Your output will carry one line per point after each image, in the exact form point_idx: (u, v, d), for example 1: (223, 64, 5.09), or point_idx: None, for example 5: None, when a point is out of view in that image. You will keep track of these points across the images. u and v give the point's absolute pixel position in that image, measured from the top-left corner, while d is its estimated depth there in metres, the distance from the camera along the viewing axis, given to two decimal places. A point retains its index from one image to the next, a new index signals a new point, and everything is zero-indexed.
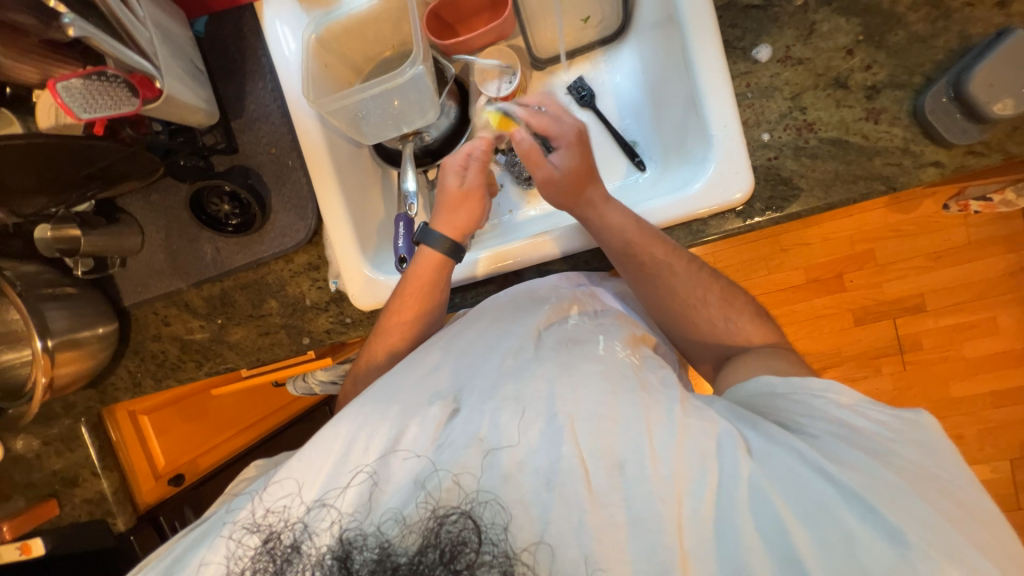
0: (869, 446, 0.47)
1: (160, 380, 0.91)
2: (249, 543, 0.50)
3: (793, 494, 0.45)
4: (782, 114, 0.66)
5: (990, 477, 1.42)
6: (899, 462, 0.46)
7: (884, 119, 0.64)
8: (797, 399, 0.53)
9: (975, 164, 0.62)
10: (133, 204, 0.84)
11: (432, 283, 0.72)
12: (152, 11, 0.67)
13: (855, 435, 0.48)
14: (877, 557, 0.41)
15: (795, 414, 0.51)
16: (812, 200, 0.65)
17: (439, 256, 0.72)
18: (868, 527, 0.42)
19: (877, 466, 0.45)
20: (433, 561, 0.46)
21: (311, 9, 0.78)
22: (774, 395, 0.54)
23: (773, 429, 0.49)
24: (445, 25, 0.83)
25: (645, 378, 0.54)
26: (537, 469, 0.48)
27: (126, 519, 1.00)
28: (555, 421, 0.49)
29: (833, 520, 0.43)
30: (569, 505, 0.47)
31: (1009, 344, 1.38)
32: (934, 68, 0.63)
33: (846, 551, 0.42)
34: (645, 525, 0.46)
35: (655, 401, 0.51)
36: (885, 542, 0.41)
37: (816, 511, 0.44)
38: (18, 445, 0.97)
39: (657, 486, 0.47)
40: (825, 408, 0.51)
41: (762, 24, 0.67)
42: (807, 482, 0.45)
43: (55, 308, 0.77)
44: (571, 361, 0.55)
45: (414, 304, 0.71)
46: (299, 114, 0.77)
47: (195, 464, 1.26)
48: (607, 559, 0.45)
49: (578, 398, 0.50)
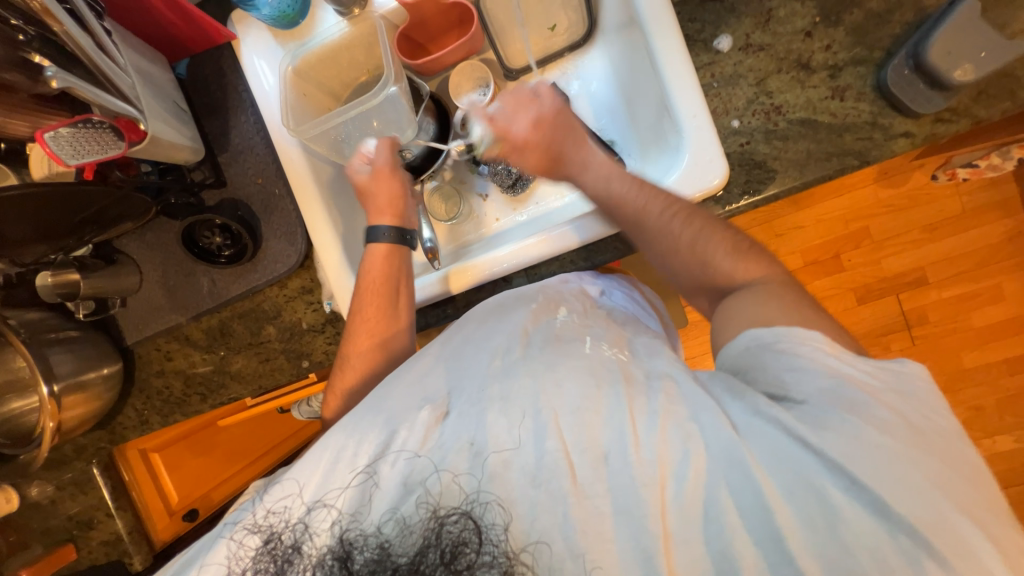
0: (850, 399, 0.45)
1: (167, 416, 0.93)
2: (249, 544, 0.51)
3: (772, 464, 0.45)
4: (749, 100, 0.67)
5: (1013, 447, 1.39)
6: (885, 415, 0.44)
7: (849, 96, 0.65)
8: (785, 351, 0.50)
9: (945, 131, 0.62)
10: (130, 244, 0.86)
11: (387, 274, 0.74)
12: (133, 58, 0.69)
13: (838, 387, 0.46)
14: (856, 528, 0.41)
15: (781, 372, 0.49)
16: (788, 180, 0.66)
17: (388, 245, 0.75)
18: (849, 499, 0.42)
19: (862, 425, 0.43)
20: (433, 561, 0.46)
21: (285, 42, 0.81)
22: (764, 349, 0.51)
23: (760, 400, 0.47)
24: (416, 45, 0.86)
25: (630, 371, 0.54)
26: (525, 466, 0.49)
27: (142, 558, 1.00)
28: (541, 418, 0.50)
29: (813, 491, 0.43)
30: (555, 498, 0.47)
31: (1018, 309, 1.36)
32: (892, 42, 0.64)
33: (826, 524, 0.42)
34: (630, 514, 0.46)
35: (639, 393, 0.51)
36: (866, 513, 0.41)
37: (795, 485, 0.44)
38: (33, 492, 0.98)
39: (641, 472, 0.47)
40: (811, 359, 0.48)
41: (721, 15, 0.68)
42: (787, 454, 0.44)
43: (60, 353, 0.79)
44: (556, 357, 0.55)
45: (379, 298, 0.72)
46: (282, 143, 0.80)
47: (208, 498, 1.27)
48: (595, 551, 0.46)
49: (561, 394, 0.51)
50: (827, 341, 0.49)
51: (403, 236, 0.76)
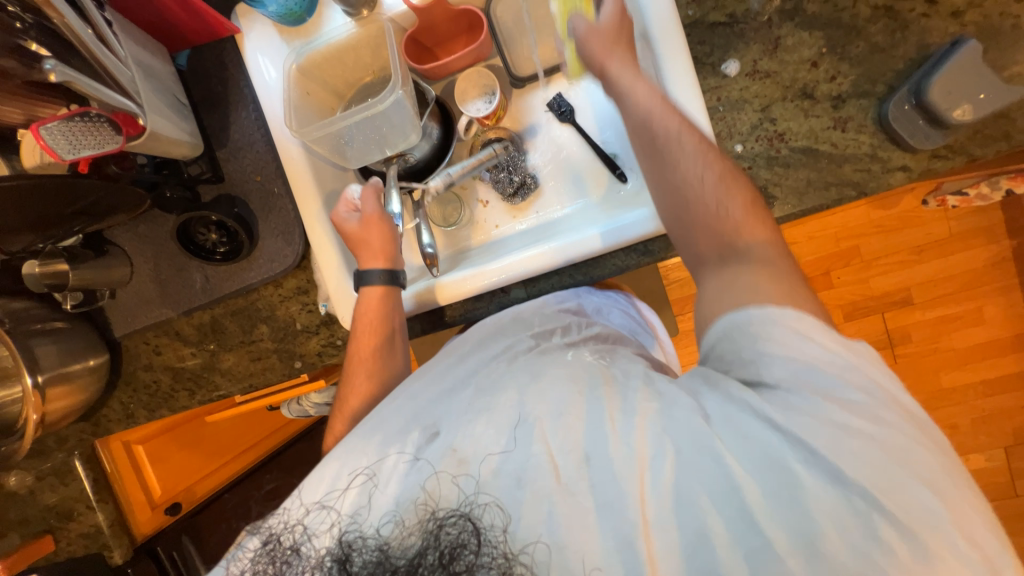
0: (820, 382, 0.44)
1: (153, 411, 0.91)
2: (250, 545, 0.53)
3: (740, 448, 0.44)
4: (753, 126, 0.68)
5: (985, 466, 1.43)
6: (850, 395, 0.43)
7: (850, 127, 0.66)
8: (758, 332, 0.47)
9: (941, 167, 0.64)
10: (121, 236, 0.85)
11: (381, 317, 0.73)
12: (134, 50, 0.67)
13: (809, 370, 0.44)
14: (821, 503, 0.41)
15: (754, 355, 0.47)
16: (787, 208, 0.67)
17: (382, 289, 0.74)
18: (811, 471, 0.42)
19: (826, 403, 0.43)
20: (433, 562, 0.47)
21: (290, 40, 0.79)
22: (745, 327, 0.48)
23: (732, 385, 0.47)
24: (423, 49, 0.85)
25: (611, 374, 0.54)
26: (511, 469, 0.49)
27: (123, 551, 0.99)
28: (525, 423, 0.51)
29: (782, 471, 0.43)
30: (541, 498, 0.48)
31: (996, 333, 1.40)
32: (895, 76, 0.65)
33: (792, 500, 0.42)
34: (610, 507, 0.46)
35: (619, 394, 0.51)
36: (832, 488, 0.41)
37: (764, 465, 0.43)
38: (11, 482, 0.96)
39: (620, 466, 0.47)
40: (783, 339, 0.46)
41: (730, 40, 0.69)
42: (755, 435, 0.44)
43: (44, 344, 0.78)
44: (540, 368, 0.56)
45: (372, 339, 0.72)
46: (283, 142, 0.79)
47: (191, 493, 1.25)
48: (576, 543, 0.46)
49: (547, 400, 0.51)
50: (804, 321, 0.46)
51: (395, 278, 0.75)
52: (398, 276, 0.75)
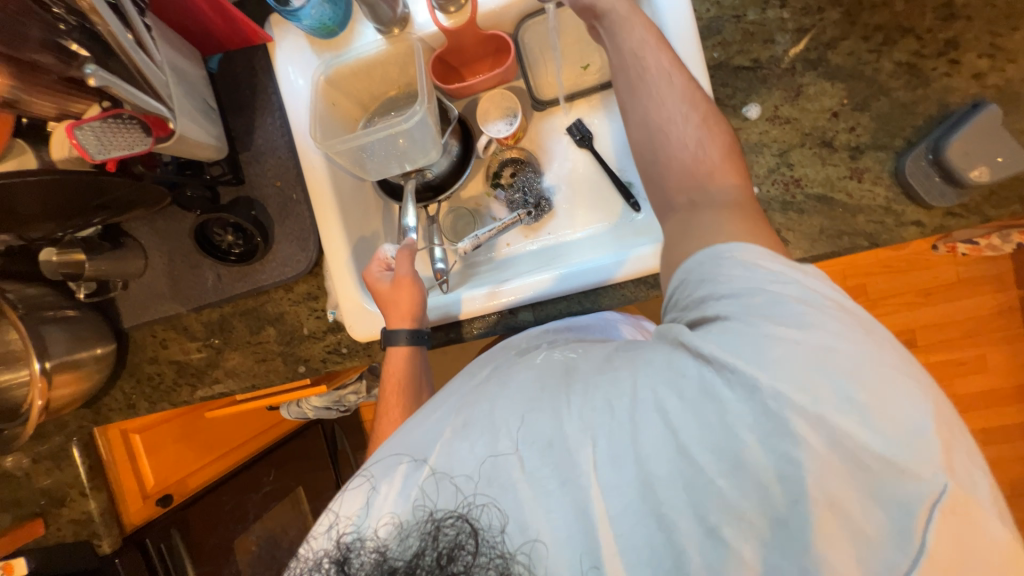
0: (751, 300, 0.43)
1: (154, 403, 0.92)
2: None
3: (669, 383, 0.43)
4: (770, 169, 0.69)
5: None
6: (785, 310, 0.41)
7: (866, 179, 0.66)
8: (708, 265, 0.47)
9: (954, 225, 0.64)
10: (139, 229, 0.86)
11: (408, 375, 0.73)
12: (171, 55, 0.69)
13: (747, 289, 0.44)
14: (743, 420, 0.40)
15: (703, 291, 0.46)
16: (798, 253, 0.68)
17: (407, 349, 0.74)
18: (731, 392, 0.41)
19: (754, 318, 0.42)
20: (431, 562, 0.48)
21: (320, 51, 0.81)
22: (697, 269, 0.48)
23: (678, 332, 0.46)
24: (450, 69, 0.87)
25: (578, 367, 0.54)
26: (477, 458, 0.49)
27: (111, 541, 1.00)
28: (495, 420, 0.50)
29: (709, 398, 0.41)
30: (508, 494, 0.47)
31: (999, 382, 1.40)
32: (914, 132, 0.66)
33: (719, 427, 0.41)
34: (573, 485, 0.45)
35: (582, 380, 0.51)
36: (753, 408, 0.40)
37: (693, 396, 0.42)
38: (8, 462, 0.98)
39: (574, 436, 0.47)
40: (726, 271, 0.46)
41: (752, 84, 0.70)
42: (684, 374, 0.43)
43: (55, 331, 0.78)
44: (508, 375, 0.57)
45: (397, 396, 0.72)
46: (305, 151, 0.80)
47: (184, 484, 1.20)
48: (535, 519, 0.46)
49: (507, 396, 0.52)
50: (755, 252, 0.46)
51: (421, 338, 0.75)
52: (422, 334, 0.75)
